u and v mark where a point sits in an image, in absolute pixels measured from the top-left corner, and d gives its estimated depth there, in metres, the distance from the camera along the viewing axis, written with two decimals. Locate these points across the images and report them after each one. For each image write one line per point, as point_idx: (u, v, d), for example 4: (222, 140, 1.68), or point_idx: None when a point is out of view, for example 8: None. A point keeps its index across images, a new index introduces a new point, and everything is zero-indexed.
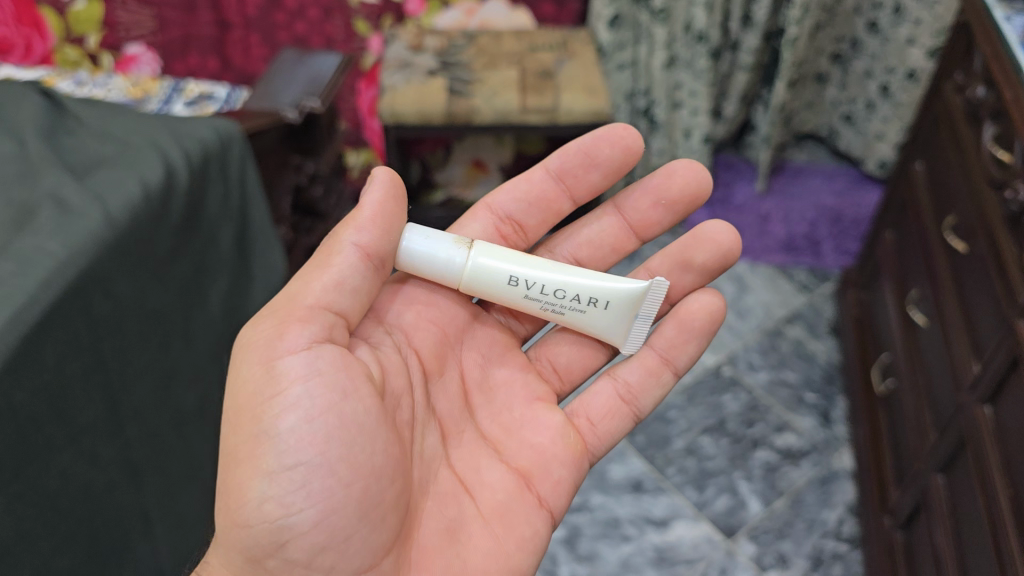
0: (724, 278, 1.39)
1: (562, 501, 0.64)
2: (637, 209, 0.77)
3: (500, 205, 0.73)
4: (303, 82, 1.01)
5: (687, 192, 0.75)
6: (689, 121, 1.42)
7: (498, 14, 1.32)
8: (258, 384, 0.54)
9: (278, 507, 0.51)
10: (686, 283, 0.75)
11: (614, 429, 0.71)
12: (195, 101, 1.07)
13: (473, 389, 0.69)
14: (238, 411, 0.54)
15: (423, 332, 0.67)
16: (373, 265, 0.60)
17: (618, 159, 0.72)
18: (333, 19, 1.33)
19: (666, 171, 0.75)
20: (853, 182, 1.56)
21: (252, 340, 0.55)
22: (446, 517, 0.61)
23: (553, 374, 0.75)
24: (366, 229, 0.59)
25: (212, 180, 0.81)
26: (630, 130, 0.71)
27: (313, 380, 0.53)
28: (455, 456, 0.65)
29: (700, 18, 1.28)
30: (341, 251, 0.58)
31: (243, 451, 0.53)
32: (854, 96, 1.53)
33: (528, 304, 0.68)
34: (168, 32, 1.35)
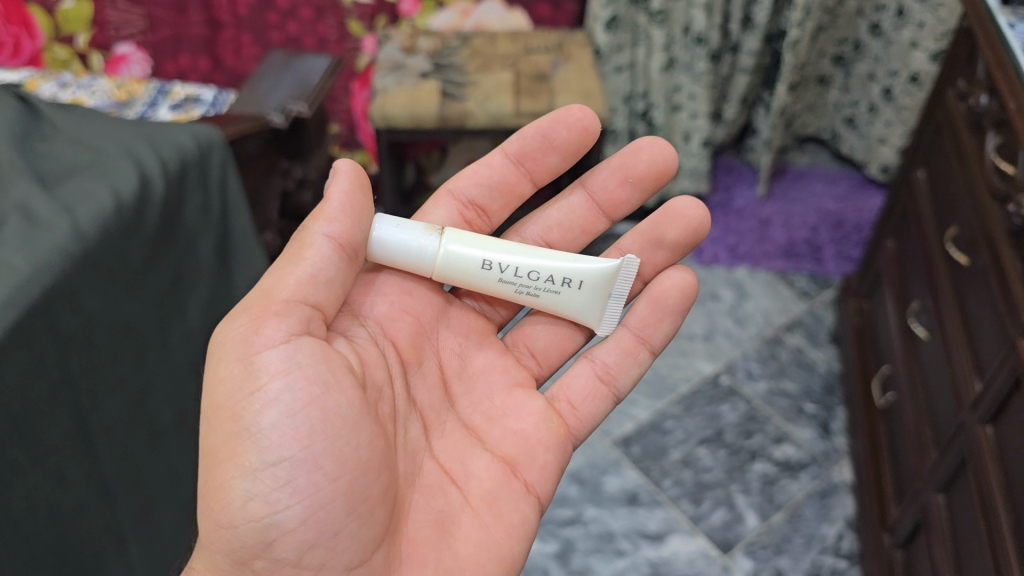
0: (723, 284, 1.36)
1: (548, 486, 0.64)
2: (603, 188, 0.77)
3: (462, 190, 0.74)
4: (288, 86, 0.98)
5: (652, 167, 0.76)
6: (688, 124, 1.39)
7: (494, 14, 1.28)
8: (237, 381, 0.52)
9: (264, 504, 0.50)
10: (658, 261, 0.76)
11: (595, 411, 0.71)
12: (183, 102, 1.04)
13: (452, 377, 0.68)
14: (216, 409, 0.52)
15: (397, 318, 0.66)
16: (348, 256, 0.58)
17: (576, 139, 0.73)
18: (325, 19, 1.30)
19: (636, 148, 0.75)
20: (854, 187, 1.54)
21: (226, 336, 0.53)
22: (435, 509, 0.61)
23: (531, 360, 0.75)
24: (337, 219, 0.57)
25: (191, 187, 0.79)
26: (586, 110, 0.72)
27: (293, 374, 0.52)
28: (438, 448, 0.64)
29: (699, 20, 1.26)
30: (313, 244, 0.56)
31: (224, 450, 0.51)
32: (856, 99, 1.50)
33: (502, 288, 0.68)
34: (159, 32, 1.33)
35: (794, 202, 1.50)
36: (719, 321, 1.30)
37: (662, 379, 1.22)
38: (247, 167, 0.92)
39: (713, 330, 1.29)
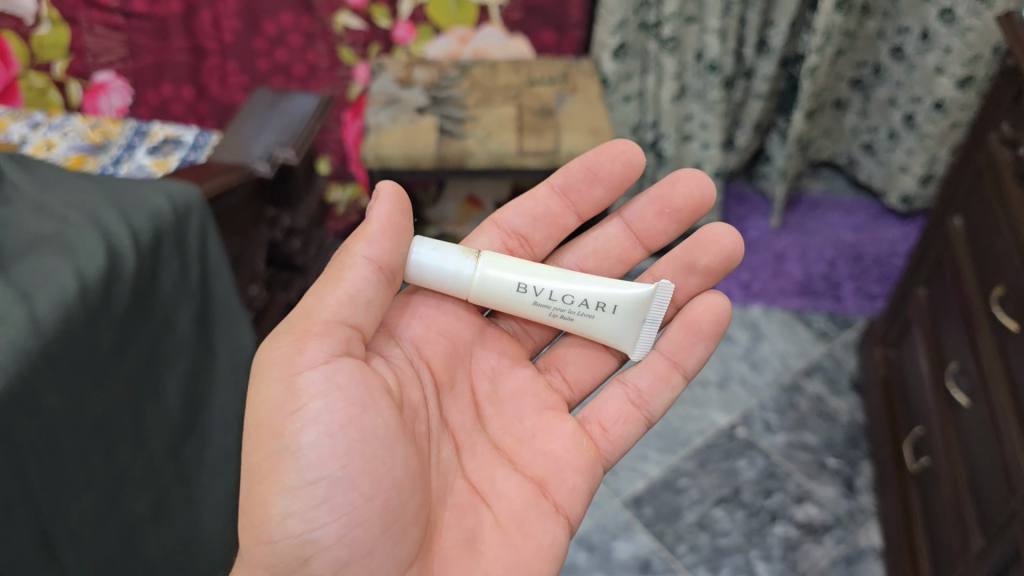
0: (737, 325, 1.29)
1: (579, 509, 0.64)
2: (642, 218, 0.78)
3: (506, 219, 0.76)
4: (274, 130, 0.91)
5: (691, 199, 0.76)
6: (700, 154, 1.32)
7: (494, 41, 1.21)
8: (280, 400, 0.55)
9: (302, 521, 0.53)
10: (691, 285, 0.76)
11: (626, 433, 0.72)
12: (162, 143, 0.97)
13: (484, 401, 0.70)
14: (260, 426, 0.56)
15: (435, 340, 0.69)
16: (386, 278, 0.61)
17: (619, 171, 0.75)
18: (316, 46, 1.22)
19: (675, 180, 0.76)
20: (872, 217, 1.47)
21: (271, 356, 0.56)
22: (466, 528, 0.62)
23: (563, 384, 0.77)
24: (376, 242, 0.61)
25: (166, 257, 0.72)
26: (629, 144, 0.74)
27: (333, 394, 0.55)
28: (470, 467, 0.66)
29: (712, 46, 1.19)
30: (353, 265, 0.59)
31: (266, 466, 0.54)
32: (875, 125, 1.43)
33: (536, 311, 0.69)
34: (140, 59, 1.25)
35: (810, 233, 1.43)
36: (734, 366, 1.23)
37: (674, 432, 1.15)
38: (227, 226, 0.85)
39: (728, 376, 1.22)
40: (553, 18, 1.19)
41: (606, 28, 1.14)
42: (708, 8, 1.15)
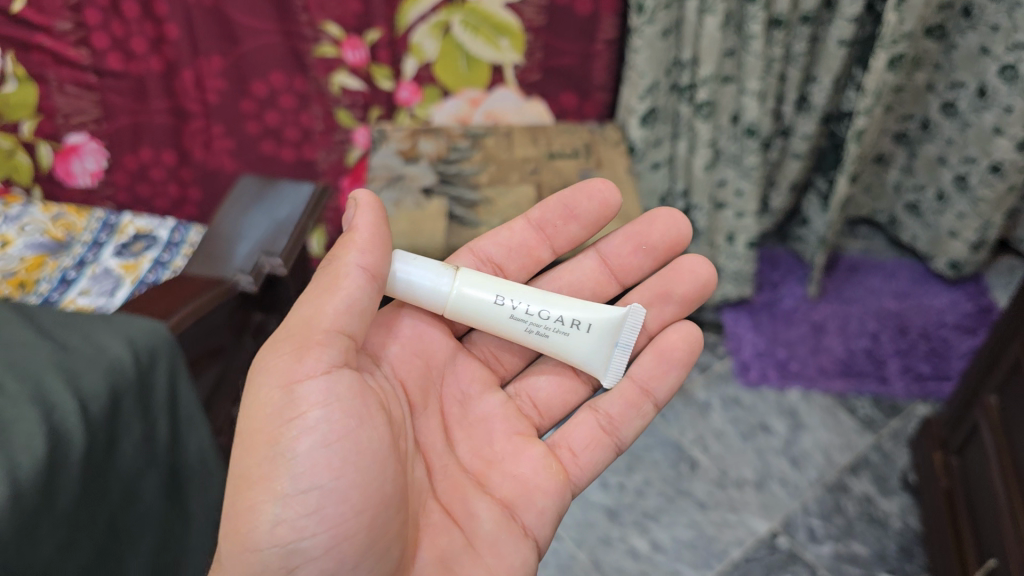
0: (775, 413, 1.18)
1: (547, 531, 0.64)
2: (618, 256, 0.77)
3: (483, 248, 0.73)
4: (259, 234, 0.78)
5: (667, 241, 0.77)
6: (734, 223, 1.19)
7: (508, 104, 1.09)
8: (278, 406, 0.55)
9: (290, 530, 0.53)
10: (666, 316, 0.75)
11: (597, 460, 0.70)
12: (133, 239, 0.85)
13: (453, 423, 0.68)
14: (255, 431, 0.55)
15: (406, 361, 0.67)
16: (377, 285, 0.60)
17: (598, 212, 0.74)
18: (310, 108, 1.11)
19: (652, 220, 0.77)
20: (917, 280, 1.36)
21: (269, 364, 0.56)
22: (440, 547, 0.61)
23: (533, 410, 0.73)
24: (367, 249, 0.59)
25: (127, 419, 0.58)
26: (609, 183, 0.74)
27: (332, 406, 0.55)
28: (441, 491, 0.64)
29: (751, 109, 1.07)
30: (347, 273, 0.58)
31: (257, 472, 0.54)
32: (922, 184, 1.32)
33: (511, 326, 0.66)
34: (116, 120, 1.13)
35: (850, 302, 1.32)
36: (773, 462, 1.12)
37: (710, 542, 1.03)
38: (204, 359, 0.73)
39: (766, 474, 1.10)
40: (575, 79, 1.07)
41: (634, 92, 1.03)
42: (746, 68, 1.04)
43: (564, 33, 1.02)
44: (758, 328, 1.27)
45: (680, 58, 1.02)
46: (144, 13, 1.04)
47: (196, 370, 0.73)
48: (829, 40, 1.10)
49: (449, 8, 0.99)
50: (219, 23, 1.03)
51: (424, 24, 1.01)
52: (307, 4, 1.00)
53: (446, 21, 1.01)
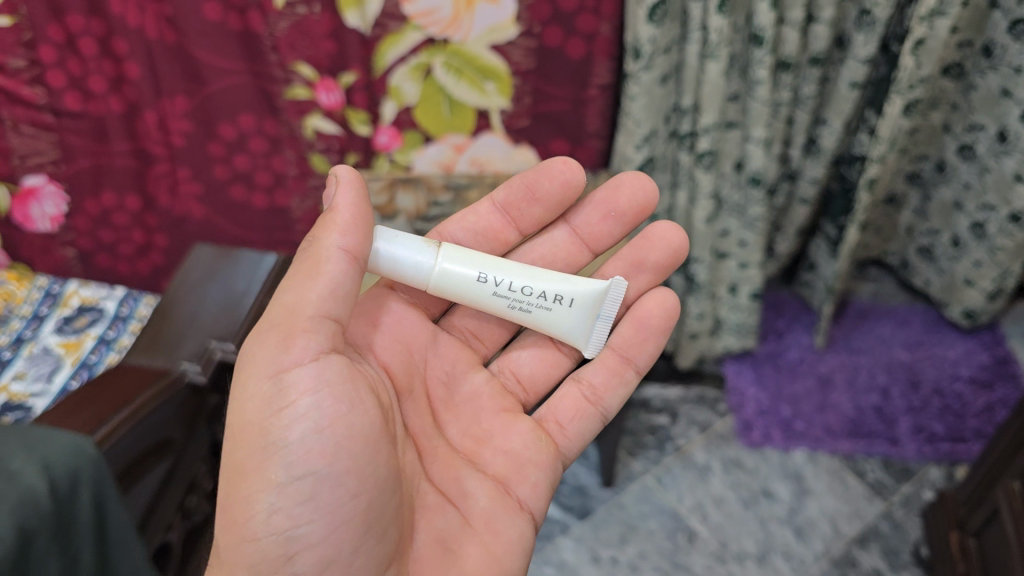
0: (778, 477, 1.10)
1: (541, 502, 0.65)
2: (588, 226, 0.76)
3: (451, 230, 0.74)
4: (208, 316, 0.71)
5: (635, 207, 0.75)
6: (737, 274, 1.11)
7: (495, 151, 1.01)
8: (267, 396, 0.54)
9: (286, 518, 0.53)
10: (641, 285, 0.76)
11: (583, 429, 0.72)
12: (77, 313, 0.78)
13: (439, 406, 0.70)
14: (244, 422, 0.54)
15: (390, 343, 0.68)
16: (360, 267, 0.59)
17: (559, 192, 0.72)
18: (283, 152, 1.03)
19: (618, 187, 0.75)
20: (929, 328, 1.28)
21: (256, 355, 0.55)
22: (437, 529, 0.62)
23: (517, 386, 0.75)
24: (348, 231, 0.58)
25: (43, 558, 0.50)
26: (570, 164, 0.71)
27: (322, 392, 0.54)
28: (433, 472, 0.66)
29: (756, 157, 0.99)
30: (329, 257, 0.57)
31: (250, 463, 0.53)
32: (936, 228, 1.24)
33: (495, 302, 0.68)
34: (75, 163, 1.05)
35: (859, 352, 1.25)
36: (776, 533, 1.04)
37: None
38: (136, 467, 0.63)
39: (769, 547, 1.03)
40: (567, 127, 0.99)
41: (629, 141, 0.95)
42: (751, 114, 0.96)
43: (554, 78, 0.94)
44: (762, 383, 1.20)
45: (680, 104, 0.94)
46: (102, 51, 0.96)
47: (126, 483, 0.62)
48: (840, 82, 1.03)
49: (431, 50, 0.92)
50: (183, 62, 0.96)
51: (403, 66, 0.93)
52: (276, 44, 0.93)
53: (428, 63, 0.93)
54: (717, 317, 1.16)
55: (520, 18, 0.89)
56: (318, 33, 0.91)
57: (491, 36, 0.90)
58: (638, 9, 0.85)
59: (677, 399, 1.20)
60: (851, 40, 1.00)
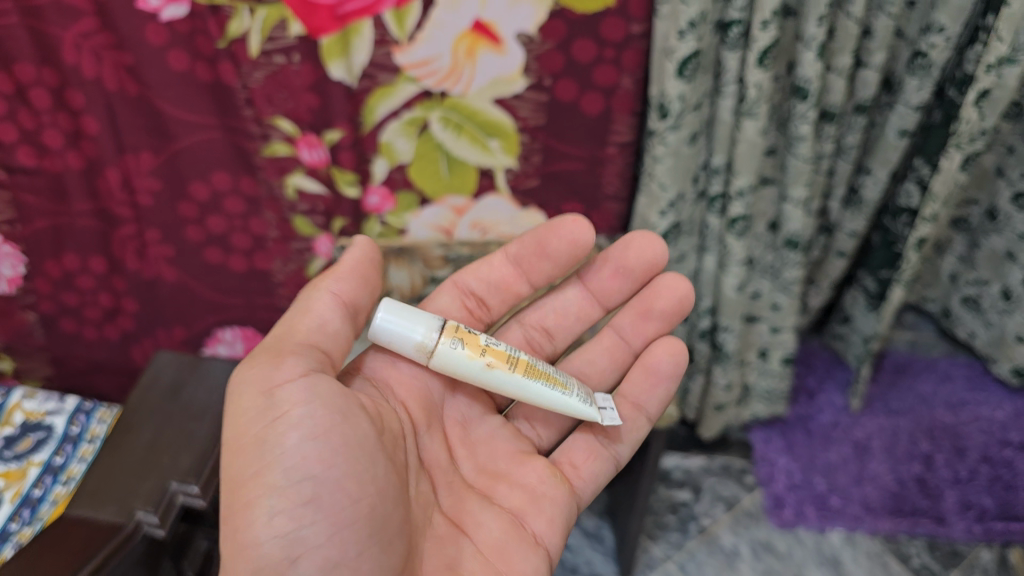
0: (815, 562, 1.01)
1: (558, 540, 0.59)
2: (598, 282, 0.71)
3: (465, 280, 0.69)
4: (167, 442, 0.65)
5: (644, 266, 0.69)
6: (769, 339, 1.00)
7: (499, 212, 0.91)
8: (258, 410, 0.50)
9: (288, 521, 0.47)
10: (650, 331, 0.70)
11: (598, 471, 0.65)
12: (21, 432, 0.76)
13: (455, 443, 0.63)
14: (237, 437, 0.50)
15: (410, 379, 0.62)
16: (351, 314, 0.57)
17: (569, 252, 0.66)
18: (262, 213, 0.92)
19: (625, 246, 0.69)
20: (974, 384, 1.15)
21: (246, 376, 0.52)
22: (447, 557, 0.55)
23: (532, 432, 0.68)
24: (343, 278, 0.56)
25: None
26: (580, 223, 0.65)
27: (315, 401, 0.50)
28: (447, 503, 0.59)
29: (794, 219, 0.88)
30: (318, 296, 0.55)
31: (245, 472, 0.49)
32: (984, 278, 1.11)
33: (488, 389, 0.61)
34: (33, 223, 0.94)
35: (897, 413, 1.13)
36: None
37: None
38: None
39: None
40: (581, 190, 0.88)
41: (653, 205, 0.84)
42: (790, 172, 0.85)
43: (568, 136, 0.83)
44: (793, 454, 1.10)
45: (711, 163, 0.83)
46: (56, 102, 0.84)
47: None
48: (887, 128, 0.92)
49: (427, 104, 0.81)
50: (147, 116, 0.85)
51: (395, 120, 0.82)
52: (251, 97, 0.82)
53: (424, 118, 0.82)
54: (745, 384, 1.05)
55: (529, 69, 0.78)
56: (298, 85, 0.80)
57: (495, 89, 0.79)
58: (666, 62, 0.74)
59: (699, 471, 1.12)
60: (901, 83, 0.89)
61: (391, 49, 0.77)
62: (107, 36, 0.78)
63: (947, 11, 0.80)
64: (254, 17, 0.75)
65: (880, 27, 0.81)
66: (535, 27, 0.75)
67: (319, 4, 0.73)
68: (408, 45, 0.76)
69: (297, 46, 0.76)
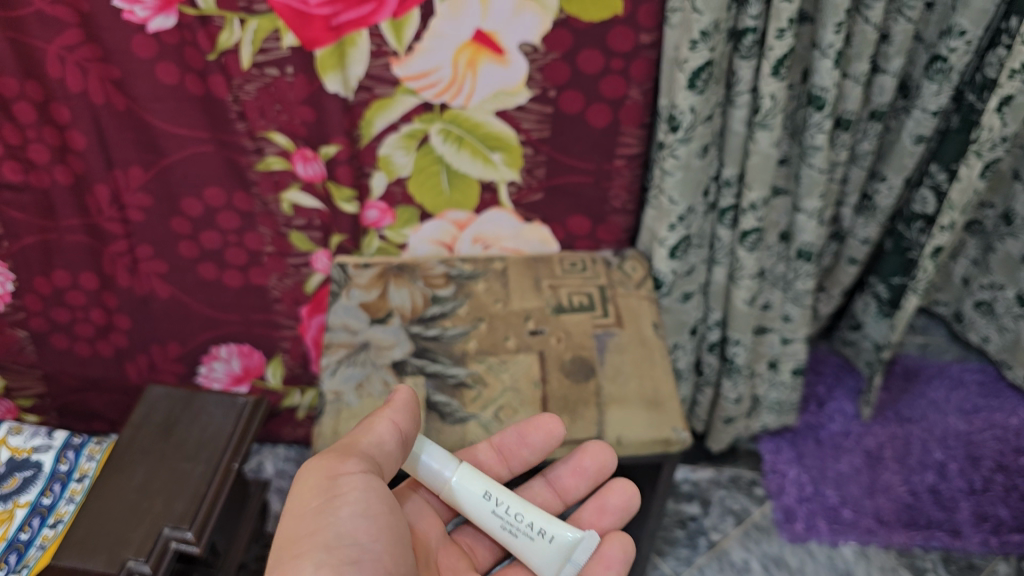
0: None
1: None
2: (557, 478, 0.67)
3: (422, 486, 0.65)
4: (160, 485, 0.67)
5: (599, 471, 0.66)
6: (779, 350, 0.98)
7: (502, 227, 0.88)
8: (321, 485, 0.52)
9: (330, 574, 0.48)
10: (604, 526, 0.66)
11: None
12: (8, 470, 0.74)
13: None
14: (297, 506, 0.52)
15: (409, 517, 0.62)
16: (405, 447, 0.57)
17: (545, 444, 0.65)
18: (257, 228, 0.89)
19: (580, 450, 0.67)
20: (987, 391, 1.13)
21: (312, 463, 0.54)
22: None
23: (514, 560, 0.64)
24: (400, 412, 0.57)
25: None
26: (555, 417, 0.65)
27: (375, 487, 0.52)
28: None
29: (807, 230, 0.85)
30: (380, 426, 0.56)
31: (301, 530, 0.50)
32: (998, 282, 1.08)
33: (486, 519, 0.59)
34: (19, 239, 0.90)
35: (910, 421, 1.11)
36: None
37: None
38: None
39: None
40: (586, 202, 0.86)
41: (662, 219, 0.81)
42: (804, 183, 0.82)
43: (572, 148, 0.80)
44: (802, 463, 1.08)
45: (722, 175, 0.80)
46: (41, 117, 0.80)
47: None
48: (903, 134, 0.89)
49: (426, 116, 0.78)
50: (136, 131, 0.81)
51: (395, 133, 0.79)
52: (243, 110, 0.79)
53: (423, 131, 0.79)
54: (754, 395, 1.03)
55: (533, 80, 0.75)
56: (292, 99, 0.77)
57: (498, 101, 0.76)
58: (677, 73, 0.71)
59: (708, 484, 1.09)
60: (917, 88, 0.86)
61: (389, 60, 0.73)
62: (91, 48, 0.74)
63: (968, 14, 0.78)
64: (245, 28, 0.72)
65: (898, 32, 0.78)
66: (539, 38, 0.72)
67: (314, 14, 0.70)
68: (407, 57, 0.73)
69: (290, 57, 0.73)
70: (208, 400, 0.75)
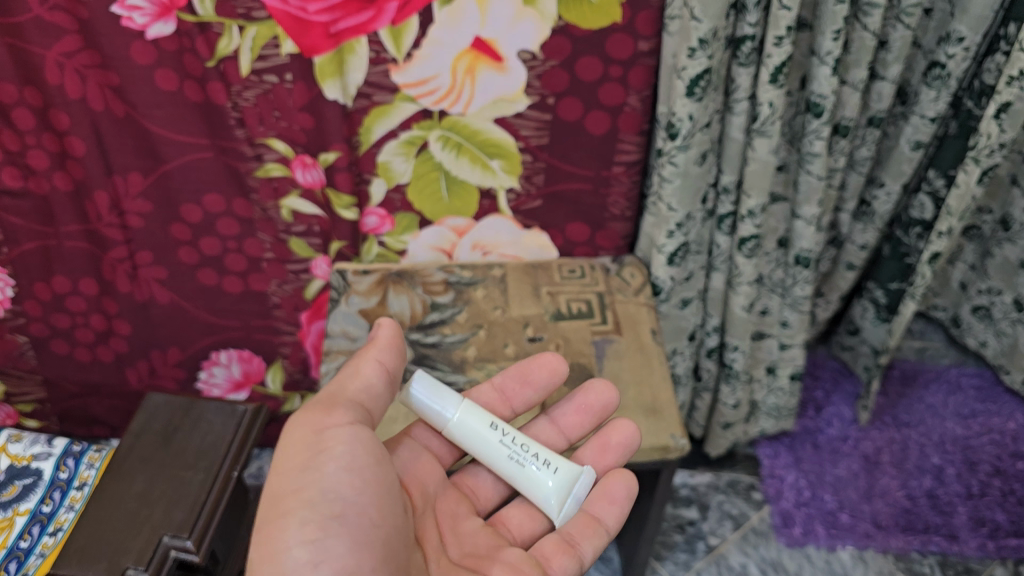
0: None
1: None
2: (560, 417, 0.69)
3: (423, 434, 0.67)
4: (159, 495, 0.67)
5: (600, 410, 0.68)
6: (777, 356, 0.98)
7: (501, 233, 0.88)
8: (307, 441, 0.54)
9: (315, 529, 0.50)
10: (608, 464, 0.66)
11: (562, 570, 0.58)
12: (8, 478, 0.74)
13: (444, 526, 0.61)
14: (283, 462, 0.54)
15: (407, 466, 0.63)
16: (391, 386, 0.60)
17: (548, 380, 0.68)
18: (256, 234, 0.89)
19: (582, 390, 0.69)
20: (984, 395, 1.14)
21: (299, 417, 0.56)
22: None
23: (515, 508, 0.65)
24: (385, 352, 0.59)
25: None
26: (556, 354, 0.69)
27: (359, 439, 0.54)
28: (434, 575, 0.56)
29: (805, 237, 0.85)
30: (366, 369, 0.58)
31: (287, 487, 0.52)
32: (995, 287, 1.09)
33: (493, 451, 0.63)
34: (19, 245, 0.90)
35: (908, 426, 1.12)
36: None
37: None
38: None
39: None
40: (585, 209, 0.86)
41: (660, 226, 0.81)
42: (803, 189, 0.82)
43: (570, 154, 0.81)
44: (800, 468, 1.08)
45: (721, 181, 0.80)
46: (40, 123, 0.80)
47: None
48: (901, 141, 0.89)
49: (425, 124, 0.78)
50: (135, 137, 0.81)
51: (394, 140, 0.79)
52: (243, 116, 0.79)
53: (423, 138, 0.79)
54: (753, 401, 1.03)
55: (531, 87, 0.75)
56: (291, 106, 0.77)
57: (496, 108, 0.76)
58: (676, 80, 0.71)
59: (706, 489, 1.10)
60: (915, 94, 0.86)
61: (388, 67, 0.73)
62: (90, 55, 0.75)
63: (967, 21, 0.78)
64: (243, 35, 0.72)
65: (897, 39, 0.78)
66: (537, 45, 0.72)
67: (313, 21, 0.70)
68: (406, 64, 0.73)
69: (289, 64, 0.73)
70: (210, 410, 0.75)
